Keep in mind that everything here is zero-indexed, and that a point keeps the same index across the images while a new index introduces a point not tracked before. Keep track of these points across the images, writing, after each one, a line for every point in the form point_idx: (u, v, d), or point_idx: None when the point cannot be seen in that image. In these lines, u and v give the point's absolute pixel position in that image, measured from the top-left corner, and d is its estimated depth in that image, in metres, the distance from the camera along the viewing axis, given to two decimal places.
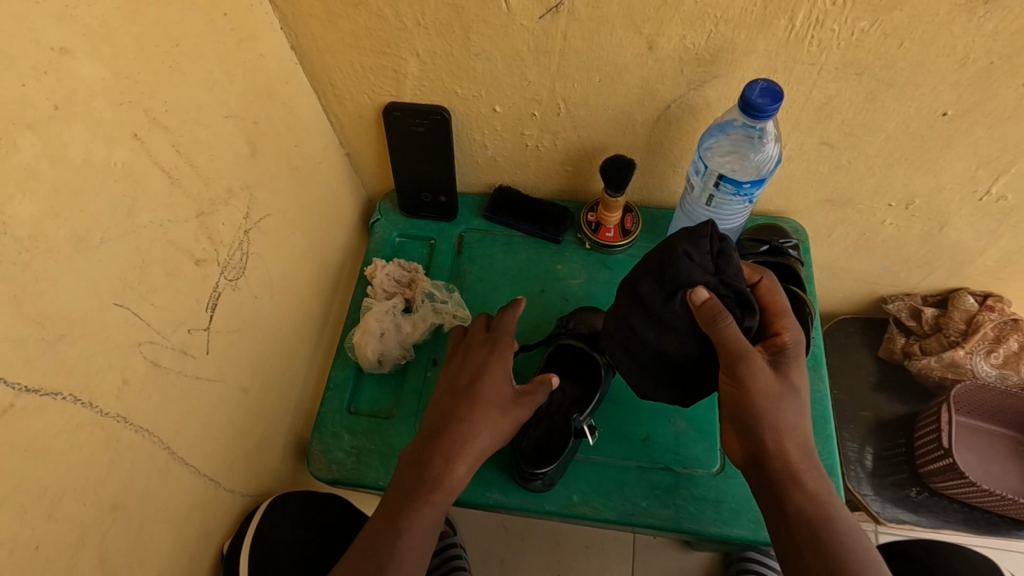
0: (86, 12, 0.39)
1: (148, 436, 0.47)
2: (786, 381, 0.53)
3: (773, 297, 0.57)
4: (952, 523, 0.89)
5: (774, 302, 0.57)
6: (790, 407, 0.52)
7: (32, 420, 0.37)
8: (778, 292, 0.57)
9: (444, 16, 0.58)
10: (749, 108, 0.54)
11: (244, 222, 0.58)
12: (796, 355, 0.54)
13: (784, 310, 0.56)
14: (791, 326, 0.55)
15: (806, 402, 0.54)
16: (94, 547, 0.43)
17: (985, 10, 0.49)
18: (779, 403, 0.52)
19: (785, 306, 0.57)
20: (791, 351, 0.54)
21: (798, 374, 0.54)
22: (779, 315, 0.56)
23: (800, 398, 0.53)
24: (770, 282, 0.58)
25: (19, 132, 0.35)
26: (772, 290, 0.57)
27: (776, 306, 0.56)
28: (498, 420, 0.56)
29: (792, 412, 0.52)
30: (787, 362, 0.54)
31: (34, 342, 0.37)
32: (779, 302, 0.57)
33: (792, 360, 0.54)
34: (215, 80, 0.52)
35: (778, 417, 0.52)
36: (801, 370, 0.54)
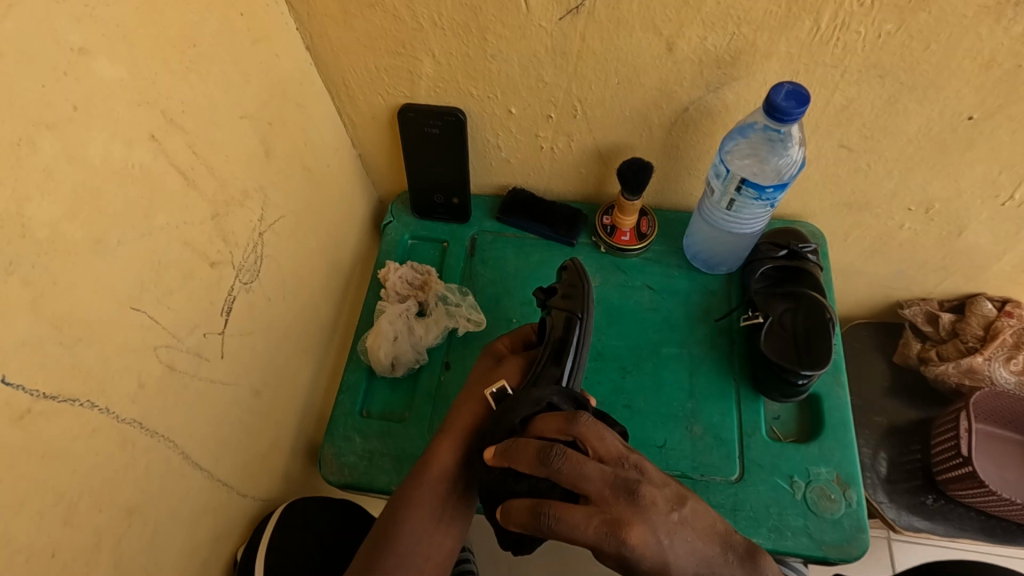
0: (105, 12, 0.38)
1: (163, 440, 0.47)
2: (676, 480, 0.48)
3: (546, 461, 0.47)
4: (968, 531, 0.88)
5: (591, 470, 0.46)
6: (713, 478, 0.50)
7: (49, 425, 0.37)
8: (582, 468, 0.47)
9: (460, 16, 0.58)
10: (773, 111, 0.54)
11: (259, 224, 0.58)
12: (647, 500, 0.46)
13: (576, 478, 0.46)
14: (615, 501, 0.46)
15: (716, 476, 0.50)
16: (109, 552, 0.42)
17: (1014, 12, 0.48)
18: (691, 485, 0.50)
19: (580, 469, 0.46)
20: (632, 508, 0.46)
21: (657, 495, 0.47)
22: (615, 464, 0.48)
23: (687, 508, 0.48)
24: (584, 428, 0.49)
25: (38, 133, 0.35)
26: (565, 426, 0.49)
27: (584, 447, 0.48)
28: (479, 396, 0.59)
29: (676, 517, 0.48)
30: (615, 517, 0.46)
31: (52, 346, 0.37)
32: (600, 459, 0.47)
33: (621, 533, 0.45)
34: (231, 80, 0.51)
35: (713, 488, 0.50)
36: (659, 510, 0.46)
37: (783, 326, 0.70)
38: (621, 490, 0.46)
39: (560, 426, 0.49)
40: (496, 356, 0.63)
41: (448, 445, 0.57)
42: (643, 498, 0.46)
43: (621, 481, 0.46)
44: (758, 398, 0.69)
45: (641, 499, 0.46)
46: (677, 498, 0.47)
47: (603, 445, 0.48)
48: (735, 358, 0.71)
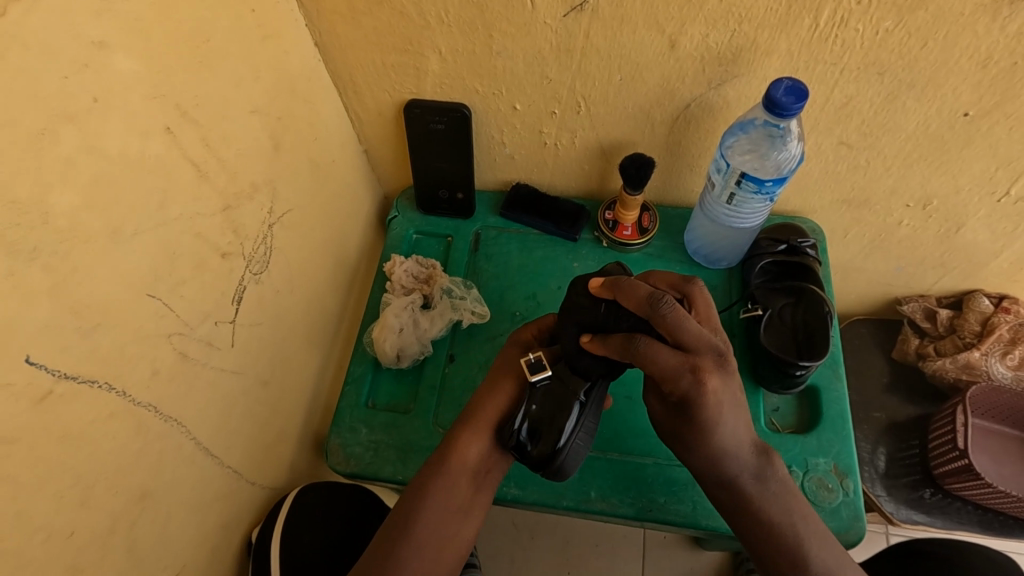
0: (123, 7, 0.40)
1: (176, 426, 0.48)
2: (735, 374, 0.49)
3: (625, 356, 0.49)
4: (966, 524, 0.89)
5: (668, 357, 0.48)
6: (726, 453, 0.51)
7: (68, 408, 0.38)
8: (659, 346, 0.48)
9: (466, 14, 0.59)
10: (773, 106, 0.55)
11: (268, 217, 0.59)
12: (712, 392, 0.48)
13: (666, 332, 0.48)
14: (685, 380, 0.48)
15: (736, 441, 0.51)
16: (123, 534, 0.43)
17: (1010, 10, 0.50)
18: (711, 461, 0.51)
19: (679, 323, 0.48)
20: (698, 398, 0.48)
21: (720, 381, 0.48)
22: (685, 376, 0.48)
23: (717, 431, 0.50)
24: (667, 318, 0.48)
25: (60, 124, 0.36)
26: (625, 347, 0.49)
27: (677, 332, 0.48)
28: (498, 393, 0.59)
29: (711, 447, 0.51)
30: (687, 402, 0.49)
31: (71, 331, 0.38)
32: (671, 354, 0.48)
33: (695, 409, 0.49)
34: (242, 76, 0.52)
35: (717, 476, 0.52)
36: (714, 406, 0.48)
37: (783, 319, 0.71)
38: (708, 352, 0.48)
39: (623, 346, 0.49)
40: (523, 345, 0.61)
41: (474, 436, 0.58)
42: (708, 386, 0.48)
43: (692, 359, 0.48)
44: (758, 390, 0.70)
45: (669, 414, 0.46)
46: (722, 358, 0.48)
47: (688, 332, 0.48)
48: (735, 351, 0.72)
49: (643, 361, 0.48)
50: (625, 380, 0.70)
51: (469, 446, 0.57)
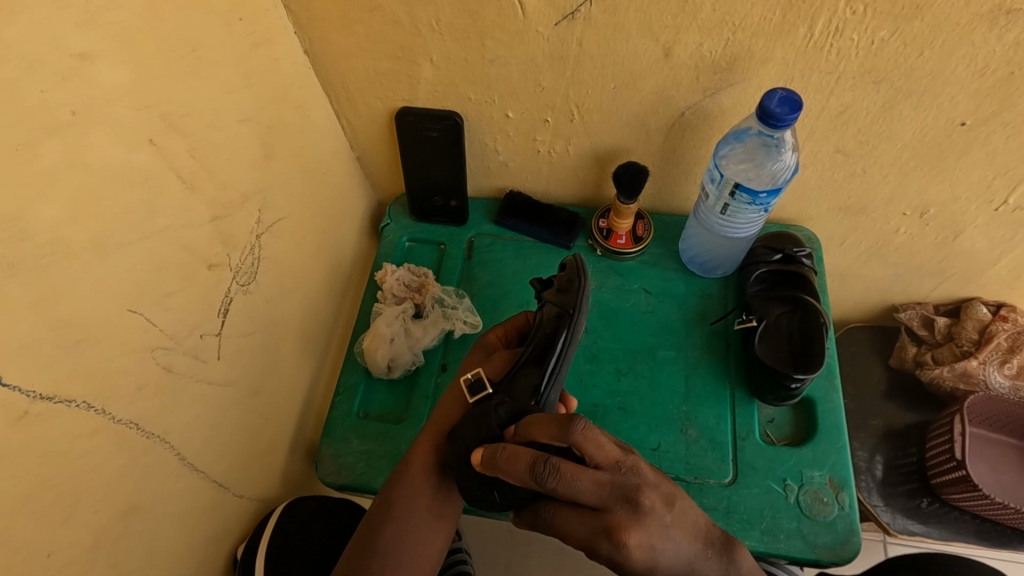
0: (107, 17, 0.39)
1: (161, 441, 0.47)
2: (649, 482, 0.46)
3: (566, 436, 0.46)
4: (963, 535, 0.88)
5: (593, 464, 0.46)
6: None
7: (47, 426, 0.37)
8: None
9: (459, 22, 0.58)
10: (767, 117, 0.54)
11: (257, 227, 0.58)
12: (642, 488, 0.45)
13: (580, 447, 0.46)
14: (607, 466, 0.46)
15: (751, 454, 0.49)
16: (107, 551, 0.43)
17: (1007, 20, 0.49)
18: None
19: (592, 441, 0.46)
20: (639, 514, 0.44)
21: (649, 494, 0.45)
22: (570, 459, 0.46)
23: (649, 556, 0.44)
24: (571, 443, 0.46)
25: (39, 138, 0.35)
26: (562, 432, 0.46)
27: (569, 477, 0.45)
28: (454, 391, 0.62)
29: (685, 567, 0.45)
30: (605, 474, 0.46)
31: (52, 348, 0.37)
32: (601, 454, 0.46)
33: None
34: (231, 84, 0.52)
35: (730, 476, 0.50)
36: (658, 526, 0.44)
37: (779, 330, 0.70)
38: (620, 500, 0.44)
39: (554, 432, 0.47)
40: (487, 350, 0.64)
41: (427, 438, 0.60)
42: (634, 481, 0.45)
43: None
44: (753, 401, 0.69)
45: (641, 504, 0.44)
46: (669, 499, 0.46)
47: (592, 455, 0.46)
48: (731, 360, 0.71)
49: (581, 451, 0.46)
50: (619, 391, 0.70)
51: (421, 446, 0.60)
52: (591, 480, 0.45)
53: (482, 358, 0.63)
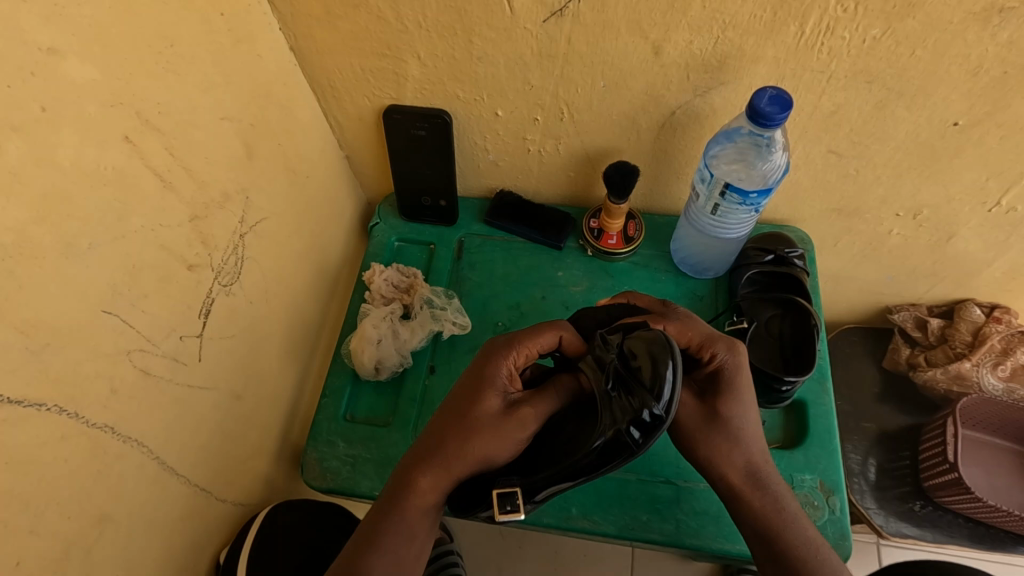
0: (76, 11, 0.38)
1: (137, 446, 0.46)
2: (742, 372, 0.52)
3: (663, 325, 0.54)
4: (957, 539, 0.88)
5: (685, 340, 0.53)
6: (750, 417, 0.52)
7: (14, 432, 0.36)
8: (689, 322, 0.54)
9: (445, 18, 0.57)
10: (757, 116, 0.53)
11: (239, 226, 0.57)
12: (731, 369, 0.52)
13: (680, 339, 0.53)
14: (720, 352, 0.53)
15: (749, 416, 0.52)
16: (80, 560, 0.42)
17: (1000, 18, 0.48)
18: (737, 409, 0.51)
19: (691, 322, 0.54)
20: (721, 371, 0.52)
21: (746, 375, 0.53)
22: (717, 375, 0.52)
23: (735, 422, 0.51)
24: (676, 321, 0.54)
25: (4, 135, 0.34)
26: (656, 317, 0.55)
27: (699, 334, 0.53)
28: (478, 433, 0.50)
29: (727, 431, 0.51)
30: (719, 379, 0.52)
31: (18, 352, 0.36)
32: (692, 333, 0.53)
33: (721, 380, 0.52)
34: (212, 81, 0.51)
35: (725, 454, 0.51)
36: (737, 382, 0.52)
37: (770, 331, 0.71)
38: (728, 342, 0.53)
39: (655, 322, 0.54)
40: (500, 387, 0.54)
41: (433, 477, 0.50)
42: (743, 363, 0.53)
43: (715, 341, 0.53)
44: None
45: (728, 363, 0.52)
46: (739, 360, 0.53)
47: (703, 324, 0.54)
48: None
49: (677, 330, 0.53)
50: None
51: (428, 484, 0.50)
52: (708, 341, 0.53)
53: (500, 403, 0.53)
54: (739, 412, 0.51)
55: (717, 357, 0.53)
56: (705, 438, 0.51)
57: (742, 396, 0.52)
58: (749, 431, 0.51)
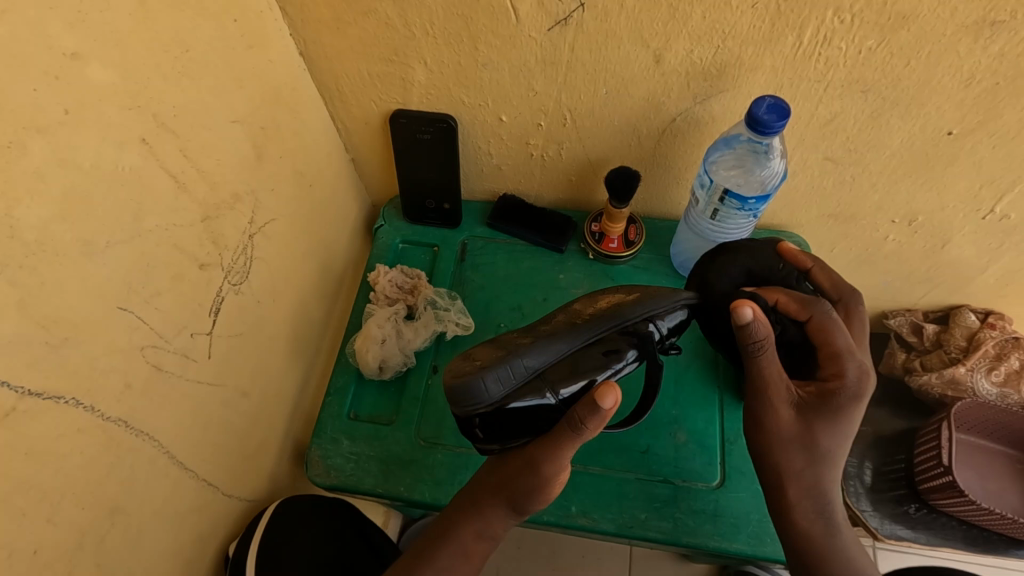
0: (98, 18, 0.39)
1: (148, 440, 0.47)
2: (846, 404, 0.52)
3: (806, 313, 0.56)
4: (950, 540, 0.90)
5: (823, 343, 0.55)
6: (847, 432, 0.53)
7: (33, 424, 0.37)
8: (835, 327, 0.55)
9: (452, 26, 0.59)
10: (755, 123, 0.55)
11: (249, 227, 0.58)
12: (864, 391, 0.53)
13: (830, 327, 0.55)
14: (851, 368, 0.53)
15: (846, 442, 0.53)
16: (92, 550, 0.43)
17: (991, 31, 0.50)
18: (840, 429, 0.52)
19: (836, 326, 0.55)
20: (851, 390, 0.52)
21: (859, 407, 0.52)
22: (838, 391, 0.52)
23: (836, 443, 0.53)
24: (824, 319, 0.55)
25: (29, 136, 0.35)
26: (802, 307, 0.57)
27: (831, 347, 0.54)
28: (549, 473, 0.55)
29: (831, 445, 0.52)
30: (832, 392, 0.53)
31: (38, 346, 0.37)
32: (835, 339, 0.54)
33: (842, 395, 0.52)
34: (224, 85, 0.52)
35: (811, 471, 0.53)
36: (853, 406, 0.52)
37: None
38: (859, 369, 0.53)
39: (799, 307, 0.57)
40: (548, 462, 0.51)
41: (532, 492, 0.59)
42: (867, 385, 0.53)
43: (852, 358, 0.54)
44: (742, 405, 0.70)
45: (849, 384, 0.52)
46: (861, 379, 0.53)
47: (840, 339, 0.54)
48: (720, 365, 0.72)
49: (820, 329, 0.56)
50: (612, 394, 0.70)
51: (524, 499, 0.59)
52: (852, 359, 0.53)
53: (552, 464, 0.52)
54: (846, 427, 0.52)
55: (845, 377, 0.53)
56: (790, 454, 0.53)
57: (851, 416, 0.52)
58: (835, 449, 0.53)
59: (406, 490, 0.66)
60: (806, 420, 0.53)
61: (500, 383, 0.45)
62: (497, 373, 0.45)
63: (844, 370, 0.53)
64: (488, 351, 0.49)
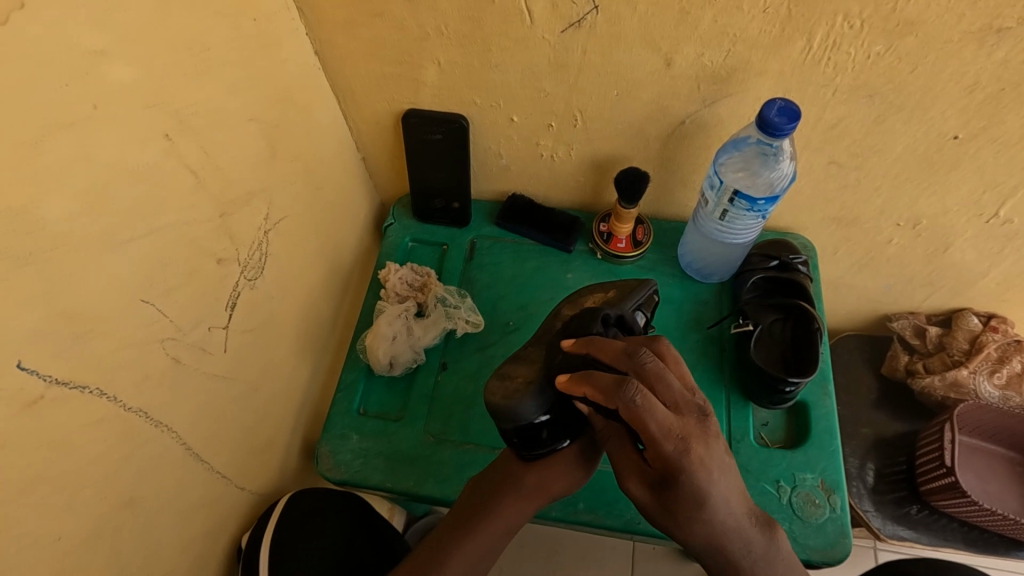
0: (124, 17, 0.40)
1: (165, 431, 0.48)
2: (696, 458, 0.44)
3: (612, 401, 0.45)
4: (951, 542, 0.90)
5: (664, 400, 0.45)
6: (724, 473, 0.46)
7: (58, 412, 0.38)
8: (654, 406, 0.43)
9: (465, 27, 0.59)
10: (766, 126, 0.55)
11: (263, 224, 0.59)
12: (694, 462, 0.45)
13: (640, 417, 0.43)
14: (668, 448, 0.44)
15: (716, 500, 0.46)
16: (109, 539, 0.44)
17: (996, 38, 0.51)
18: (717, 497, 0.46)
19: (652, 409, 0.43)
20: (682, 467, 0.45)
21: (721, 478, 0.46)
22: (665, 476, 0.46)
23: (707, 504, 0.46)
24: (632, 409, 0.43)
25: (59, 131, 0.36)
26: (609, 396, 0.45)
27: (664, 397, 0.45)
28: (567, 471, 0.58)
29: (699, 512, 0.46)
30: (674, 476, 0.46)
31: (65, 335, 0.38)
32: (648, 427, 0.43)
33: (682, 474, 0.45)
34: (241, 84, 0.53)
35: (708, 528, 0.47)
36: (703, 475, 0.45)
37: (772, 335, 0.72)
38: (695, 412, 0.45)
39: (607, 395, 0.46)
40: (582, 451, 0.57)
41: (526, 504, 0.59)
42: (693, 456, 0.44)
43: (676, 430, 0.44)
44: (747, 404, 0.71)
45: (685, 449, 0.44)
46: (702, 424, 0.45)
47: (666, 389, 0.45)
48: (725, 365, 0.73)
49: (651, 377, 0.46)
50: None
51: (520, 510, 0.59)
52: (671, 439, 0.44)
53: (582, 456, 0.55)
54: (692, 502, 0.46)
55: (663, 452, 0.44)
56: (669, 514, 0.48)
57: (704, 497, 0.46)
58: (708, 515, 0.46)
59: (414, 486, 0.67)
60: (663, 493, 0.47)
61: (541, 401, 0.52)
62: (542, 388, 0.52)
63: (689, 427, 0.44)
64: (522, 367, 0.54)
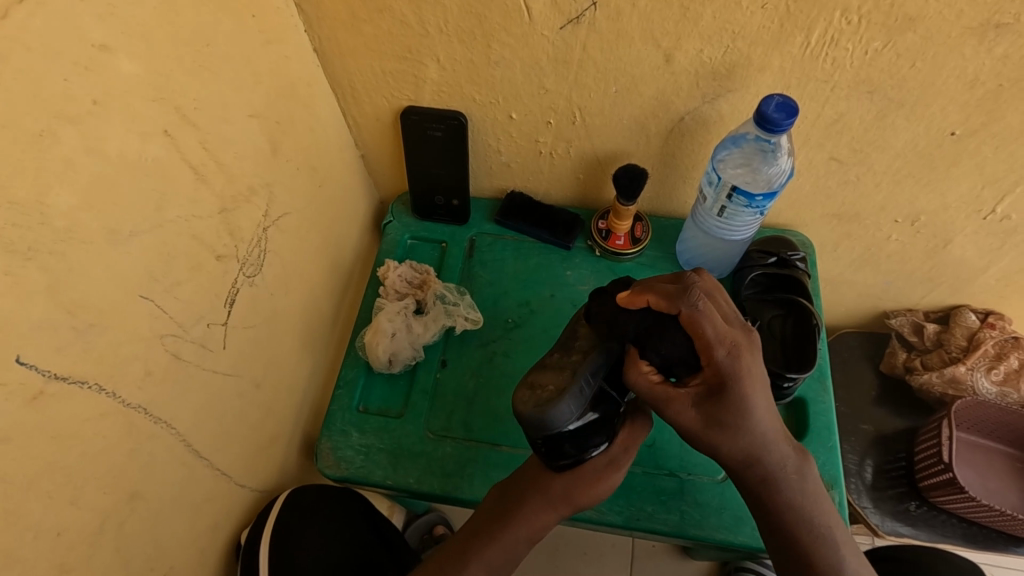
0: (127, 12, 0.40)
1: (166, 428, 0.48)
2: (751, 373, 0.50)
3: (676, 307, 0.52)
4: (950, 537, 0.90)
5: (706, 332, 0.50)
6: (760, 379, 0.50)
7: (59, 407, 0.38)
8: (711, 313, 0.51)
9: (466, 24, 0.60)
10: (764, 122, 0.56)
11: (263, 220, 0.59)
12: (746, 370, 0.50)
13: (697, 320, 0.51)
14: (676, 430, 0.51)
15: (762, 402, 0.50)
16: (111, 535, 0.44)
17: (995, 34, 0.51)
18: (755, 402, 0.50)
19: (709, 316, 0.51)
20: (733, 369, 0.49)
21: (754, 358, 0.51)
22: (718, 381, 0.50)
23: (751, 411, 0.50)
24: (693, 312, 0.51)
25: (60, 126, 0.36)
26: (671, 302, 0.52)
27: (703, 340, 0.50)
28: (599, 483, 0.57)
29: (744, 421, 0.50)
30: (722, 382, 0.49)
31: (66, 331, 0.38)
32: (705, 329, 0.50)
33: (731, 379, 0.49)
34: (243, 79, 0.53)
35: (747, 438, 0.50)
36: (749, 386, 0.50)
37: (772, 331, 0.72)
38: (736, 341, 0.51)
39: (670, 303, 0.52)
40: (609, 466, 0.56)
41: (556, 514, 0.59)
42: (742, 362, 0.50)
43: (731, 339, 0.50)
44: None
45: (738, 358, 0.50)
46: (735, 350, 0.50)
47: (716, 324, 0.51)
48: None
49: (689, 322, 0.51)
50: None
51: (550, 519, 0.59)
52: (723, 344, 0.50)
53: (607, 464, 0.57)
54: (738, 412, 0.49)
55: (715, 360, 0.50)
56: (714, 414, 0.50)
57: (751, 402, 0.50)
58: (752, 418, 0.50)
59: (415, 482, 0.67)
60: (708, 405, 0.50)
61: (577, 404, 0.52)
62: (575, 397, 0.52)
63: (736, 349, 0.50)
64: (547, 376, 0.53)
